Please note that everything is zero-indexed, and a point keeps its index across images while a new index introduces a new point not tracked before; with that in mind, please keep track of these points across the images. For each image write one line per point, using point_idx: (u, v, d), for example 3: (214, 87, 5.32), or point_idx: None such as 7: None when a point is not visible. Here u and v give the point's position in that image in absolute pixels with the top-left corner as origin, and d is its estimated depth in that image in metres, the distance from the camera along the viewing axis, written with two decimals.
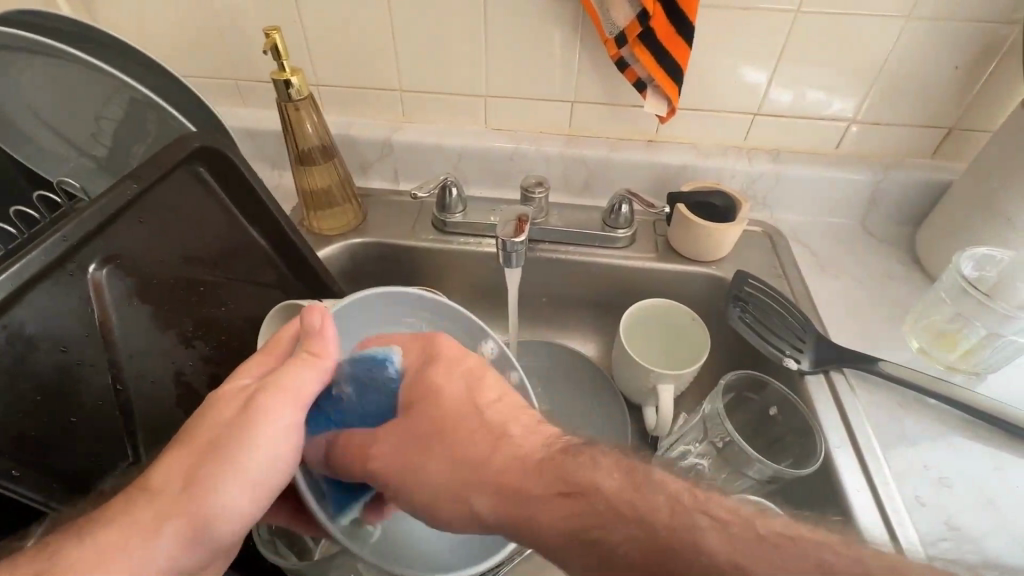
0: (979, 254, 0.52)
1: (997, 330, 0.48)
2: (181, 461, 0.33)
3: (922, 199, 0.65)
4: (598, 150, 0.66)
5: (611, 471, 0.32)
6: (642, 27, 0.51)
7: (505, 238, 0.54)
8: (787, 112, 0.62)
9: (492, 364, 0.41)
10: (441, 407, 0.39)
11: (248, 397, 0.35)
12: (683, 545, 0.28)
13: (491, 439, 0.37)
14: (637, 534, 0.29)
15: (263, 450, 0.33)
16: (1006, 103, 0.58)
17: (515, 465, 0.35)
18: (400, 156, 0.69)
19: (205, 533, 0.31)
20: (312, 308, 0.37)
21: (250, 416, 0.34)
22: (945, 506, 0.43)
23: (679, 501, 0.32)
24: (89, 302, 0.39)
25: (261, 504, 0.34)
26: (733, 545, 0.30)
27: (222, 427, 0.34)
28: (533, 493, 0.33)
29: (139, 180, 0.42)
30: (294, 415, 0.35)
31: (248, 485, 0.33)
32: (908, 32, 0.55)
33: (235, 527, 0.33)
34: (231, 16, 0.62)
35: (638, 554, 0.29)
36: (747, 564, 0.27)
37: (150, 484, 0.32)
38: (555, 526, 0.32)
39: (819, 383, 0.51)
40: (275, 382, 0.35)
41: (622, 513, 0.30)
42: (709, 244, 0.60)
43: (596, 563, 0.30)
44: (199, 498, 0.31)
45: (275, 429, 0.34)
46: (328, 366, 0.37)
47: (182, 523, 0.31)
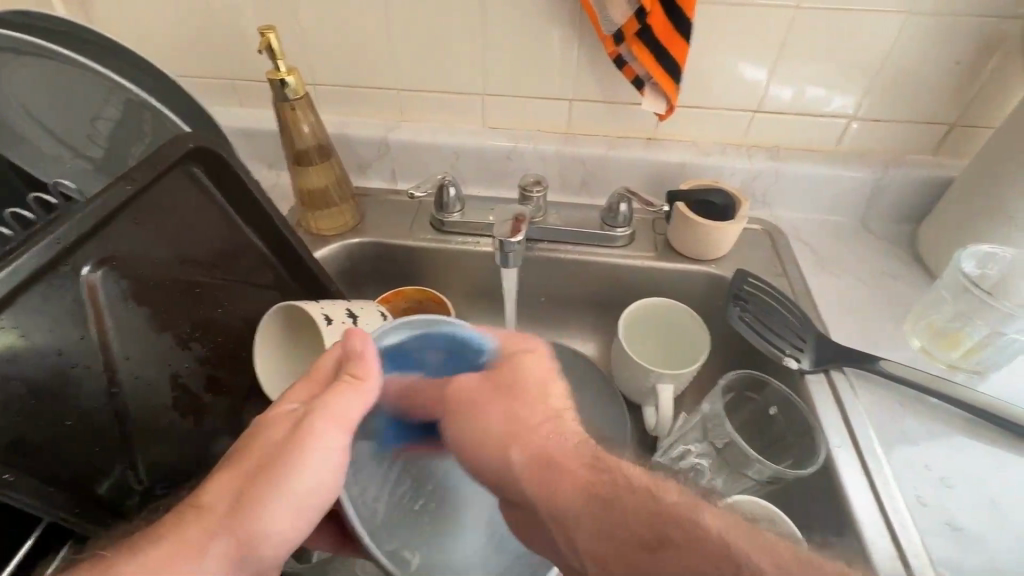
0: (982, 251, 0.52)
1: (1001, 328, 0.48)
2: (231, 481, 0.33)
3: (923, 196, 0.64)
4: (596, 148, 0.66)
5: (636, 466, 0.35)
6: (639, 25, 0.51)
7: (501, 238, 0.54)
8: (787, 110, 0.62)
9: (548, 370, 0.40)
10: (507, 378, 0.39)
11: (297, 420, 0.35)
12: (684, 521, 0.30)
13: (542, 415, 0.39)
14: (644, 513, 0.31)
15: (307, 478, 0.33)
16: (1007, 99, 0.58)
17: (553, 438, 0.37)
18: (397, 156, 0.69)
19: (250, 552, 0.32)
20: (354, 332, 0.36)
21: (296, 441, 0.33)
22: (947, 506, 0.43)
23: (672, 497, 0.32)
24: (84, 305, 0.39)
25: (305, 527, 0.34)
26: (716, 537, 0.29)
27: (271, 451, 0.34)
28: (563, 464, 0.35)
29: (133, 181, 0.41)
30: (339, 440, 0.34)
31: (293, 506, 0.33)
32: (908, 27, 0.54)
33: (278, 547, 0.33)
34: (226, 14, 0.61)
35: (645, 524, 0.31)
36: (735, 544, 0.29)
37: (200, 501, 0.33)
38: (575, 489, 0.34)
39: (819, 383, 0.51)
40: (322, 406, 0.34)
41: (638, 490, 0.33)
42: (709, 242, 0.59)
43: (600, 529, 0.32)
44: (244, 519, 0.32)
45: (318, 457, 0.33)
46: (373, 391, 0.35)
47: (228, 542, 0.32)
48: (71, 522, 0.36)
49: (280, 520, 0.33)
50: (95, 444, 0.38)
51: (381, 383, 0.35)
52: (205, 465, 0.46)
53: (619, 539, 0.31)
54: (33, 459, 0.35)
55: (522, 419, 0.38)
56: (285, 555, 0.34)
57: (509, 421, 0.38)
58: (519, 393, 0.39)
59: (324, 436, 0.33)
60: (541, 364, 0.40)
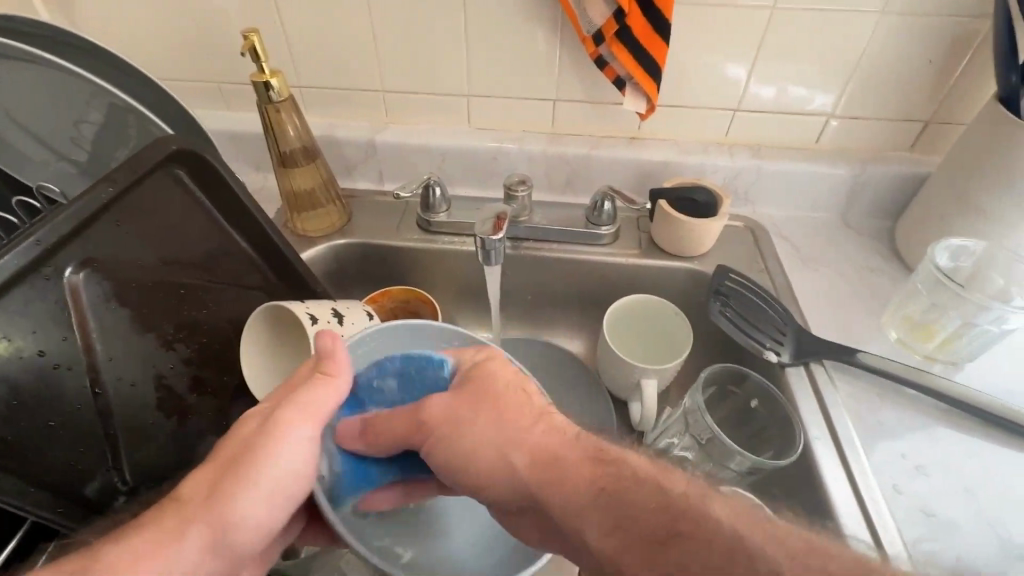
0: (954, 245, 0.54)
1: (973, 320, 0.49)
2: (206, 475, 0.34)
3: (901, 191, 0.65)
4: (580, 148, 0.67)
5: (641, 458, 0.34)
6: (618, 25, 0.52)
7: (483, 237, 0.54)
8: (767, 108, 0.63)
9: (517, 372, 0.40)
10: (481, 387, 0.38)
11: (267, 415, 0.35)
12: (696, 515, 0.30)
13: (531, 415, 0.37)
14: (655, 507, 0.31)
15: (280, 467, 0.33)
16: (979, 96, 0.59)
17: (553, 434, 0.36)
18: (383, 157, 0.69)
19: (226, 539, 0.32)
20: (322, 333, 0.37)
21: (268, 432, 0.34)
22: (922, 493, 0.44)
23: (681, 488, 0.32)
24: (66, 306, 0.39)
25: (282, 513, 0.34)
26: (728, 531, 0.29)
27: (243, 445, 0.34)
28: (567, 459, 0.34)
29: (114, 183, 0.41)
30: (310, 430, 0.35)
31: (268, 493, 0.33)
32: (882, 27, 0.55)
33: (250, 539, 0.33)
34: (211, 17, 0.61)
35: (653, 517, 0.31)
36: (749, 538, 0.29)
37: (176, 495, 0.33)
38: (581, 483, 0.33)
39: (799, 375, 0.52)
40: (293, 401, 0.35)
41: (647, 485, 0.32)
42: (693, 239, 0.60)
43: (608, 522, 0.32)
44: (219, 509, 0.32)
45: (290, 447, 0.34)
46: (344, 385, 0.37)
47: (203, 531, 0.32)
48: (54, 521, 0.37)
49: (257, 507, 0.33)
50: (79, 445, 0.38)
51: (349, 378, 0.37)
52: (192, 465, 0.46)
53: (632, 532, 0.31)
54: (15, 459, 0.35)
55: (518, 419, 0.37)
56: (258, 546, 0.34)
57: (499, 428, 0.36)
58: (491, 400, 0.38)
59: (294, 426, 0.34)
60: (509, 370, 0.40)
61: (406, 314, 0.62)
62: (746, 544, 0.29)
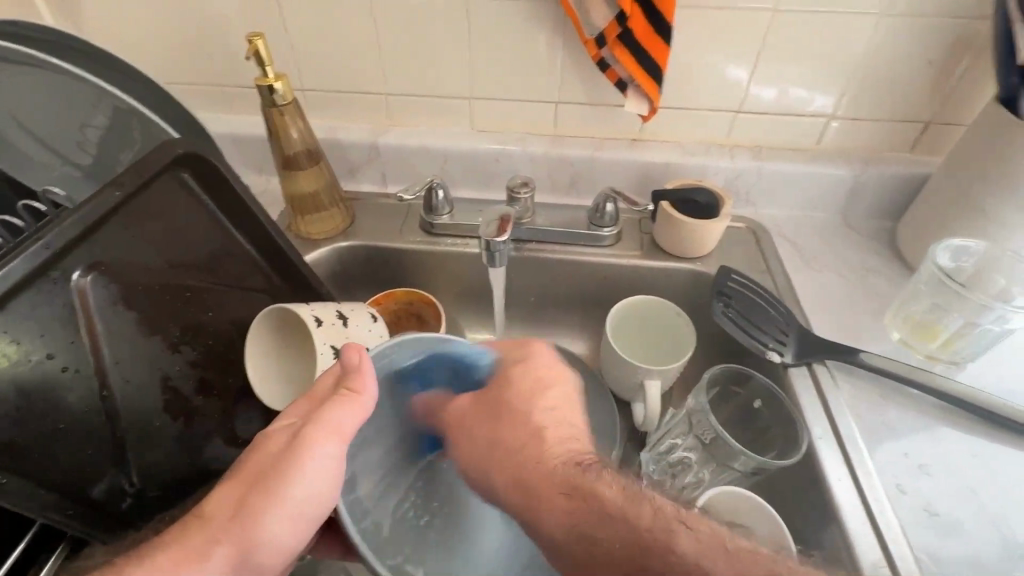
0: (954, 245, 0.54)
1: (975, 320, 0.49)
2: (233, 491, 0.35)
3: (902, 192, 0.66)
4: (582, 150, 0.67)
5: (613, 483, 0.35)
6: (620, 28, 0.52)
7: (487, 239, 0.55)
8: (769, 110, 0.63)
9: (536, 376, 0.42)
10: (500, 391, 0.41)
11: (292, 434, 0.35)
12: (660, 548, 0.32)
13: (523, 434, 0.39)
14: (626, 541, 0.33)
15: (301, 491, 0.33)
16: (979, 97, 0.59)
17: (533, 459, 0.37)
18: (386, 159, 0.69)
19: (250, 558, 0.34)
20: (350, 347, 0.35)
21: (289, 455, 0.34)
22: (925, 493, 0.44)
23: (648, 518, 0.33)
24: (74, 309, 0.39)
25: (303, 533, 0.35)
26: (690, 562, 0.31)
27: (267, 463, 0.35)
28: (542, 486, 0.35)
29: (121, 187, 0.41)
30: (333, 453, 0.33)
31: (290, 514, 0.34)
32: (882, 29, 0.56)
33: (276, 555, 0.35)
34: (215, 21, 0.62)
35: (620, 549, 0.32)
36: (713, 571, 0.31)
37: (202, 512, 0.34)
38: (556, 515, 0.34)
39: (802, 375, 0.52)
40: (316, 420, 0.34)
41: (615, 516, 0.33)
42: (696, 239, 0.60)
43: (580, 552, 0.33)
44: (242, 529, 0.33)
45: (312, 472, 0.33)
46: (371, 404, 0.34)
47: (228, 549, 0.33)
48: (62, 523, 0.37)
49: (279, 527, 0.34)
50: (86, 447, 0.39)
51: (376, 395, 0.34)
52: (198, 466, 0.46)
53: (602, 561, 0.33)
54: (24, 461, 0.35)
55: (510, 435, 0.39)
56: (283, 561, 0.35)
57: (494, 451, 0.38)
58: (505, 409, 0.40)
59: (318, 447, 0.33)
60: (530, 376, 0.41)
61: (410, 315, 0.62)
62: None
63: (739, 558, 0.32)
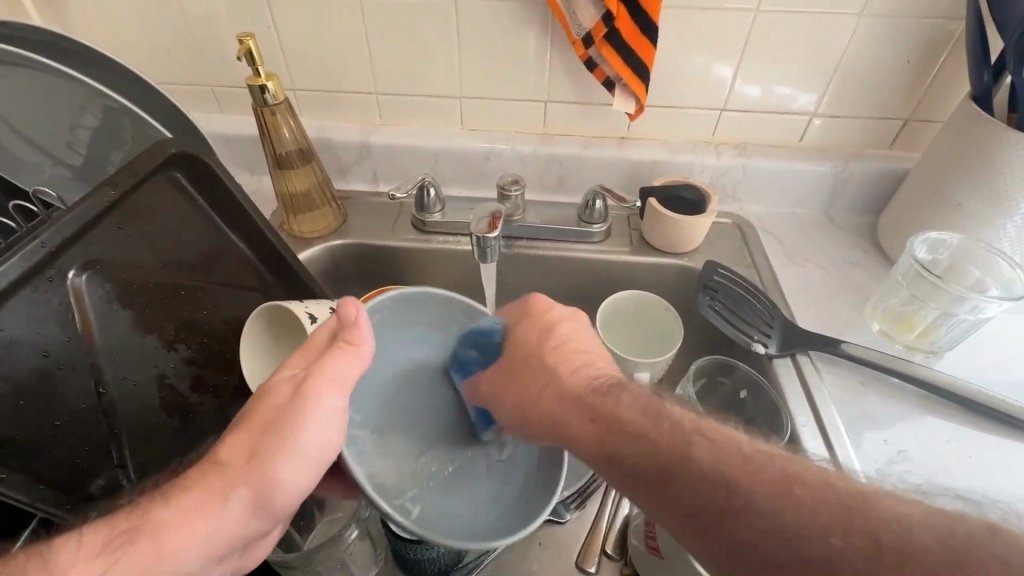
0: (931, 238, 0.55)
1: (951, 310, 0.51)
2: (242, 440, 0.35)
3: (882, 187, 0.67)
4: (571, 148, 0.68)
5: (633, 406, 0.37)
6: (607, 28, 0.53)
7: (478, 235, 0.56)
8: (754, 107, 0.65)
9: (541, 325, 0.45)
10: (511, 355, 0.44)
11: (295, 385, 0.36)
12: (676, 463, 0.33)
13: (544, 378, 0.42)
14: (650, 455, 0.34)
15: (312, 438, 0.34)
16: (954, 95, 0.61)
17: (561, 399, 0.40)
18: (378, 159, 0.70)
19: (268, 500, 0.34)
20: (348, 301, 0.38)
21: (295, 402, 0.35)
22: (902, 475, 0.46)
23: (667, 436, 0.34)
24: (69, 308, 0.39)
25: (316, 477, 0.36)
26: (710, 473, 0.31)
27: (275, 413, 0.35)
28: (570, 415, 0.38)
29: (115, 185, 0.42)
30: (339, 399, 0.35)
31: (300, 460, 0.35)
32: (862, 28, 0.57)
33: (292, 498, 0.35)
34: (204, 22, 0.62)
35: (647, 465, 0.34)
36: (731, 473, 0.31)
37: (217, 458, 0.34)
38: (586, 442, 0.37)
39: (786, 367, 0.53)
40: (319, 369, 0.35)
41: (636, 437, 0.35)
42: (683, 235, 0.62)
43: (614, 473, 0.35)
44: (256, 474, 0.34)
45: (320, 420, 0.35)
46: (367, 354, 0.37)
47: (246, 493, 0.34)
48: (61, 517, 0.38)
49: (290, 473, 0.35)
50: (85, 445, 0.39)
51: (372, 347, 0.38)
52: None
53: (629, 475, 0.34)
54: (22, 459, 0.36)
55: (532, 381, 0.42)
56: (297, 502, 0.36)
57: (527, 393, 0.41)
58: (524, 366, 0.43)
59: (323, 396, 0.35)
60: (535, 330, 0.45)
61: None
62: (731, 482, 0.31)
63: (755, 463, 0.31)
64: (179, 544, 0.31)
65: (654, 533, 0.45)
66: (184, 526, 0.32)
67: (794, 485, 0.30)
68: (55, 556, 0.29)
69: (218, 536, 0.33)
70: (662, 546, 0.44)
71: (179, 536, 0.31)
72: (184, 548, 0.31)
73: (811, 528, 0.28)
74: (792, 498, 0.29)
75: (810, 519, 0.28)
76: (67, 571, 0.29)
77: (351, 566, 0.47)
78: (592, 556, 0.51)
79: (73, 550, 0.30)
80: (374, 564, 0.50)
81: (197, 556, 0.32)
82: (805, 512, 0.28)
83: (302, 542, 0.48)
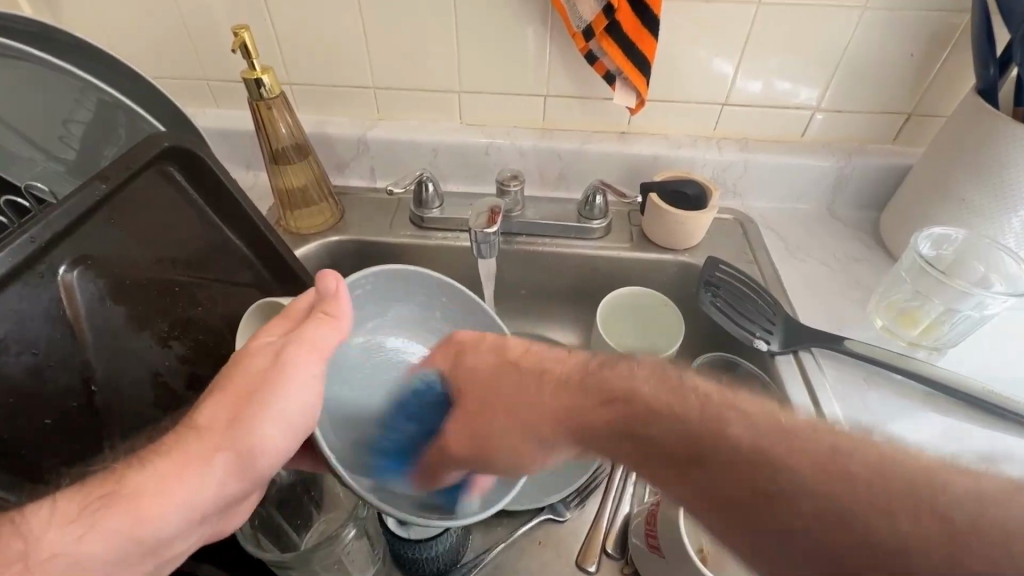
0: (936, 234, 0.55)
1: (955, 306, 0.50)
2: (222, 404, 0.35)
3: (885, 183, 0.67)
4: (570, 143, 0.67)
5: (648, 382, 0.35)
6: (607, 21, 0.52)
7: (476, 230, 0.55)
8: (756, 102, 0.64)
9: (492, 347, 0.41)
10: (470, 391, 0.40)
11: (276, 350, 0.37)
12: (711, 432, 0.31)
13: (531, 386, 0.38)
14: (683, 438, 0.31)
15: (294, 398, 0.36)
16: (959, 89, 0.60)
17: (561, 394, 0.37)
18: (375, 154, 0.69)
19: (249, 464, 0.34)
20: (327, 274, 0.39)
21: (280, 365, 0.36)
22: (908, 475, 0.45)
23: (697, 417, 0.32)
24: (60, 304, 0.39)
25: (297, 440, 0.36)
26: (744, 449, 0.30)
27: (257, 376, 0.36)
28: (579, 410, 0.36)
29: (106, 180, 0.42)
30: (319, 364, 0.37)
31: (282, 422, 0.35)
32: (865, 20, 0.56)
33: (271, 461, 0.35)
34: (200, 17, 0.61)
35: (676, 444, 0.32)
36: (766, 449, 0.29)
37: (196, 423, 0.34)
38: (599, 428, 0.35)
39: (788, 363, 0.53)
40: (300, 337, 0.37)
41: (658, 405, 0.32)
42: (685, 231, 0.61)
43: (636, 453, 0.33)
44: (240, 437, 0.34)
45: (302, 381, 0.36)
46: (346, 326, 0.39)
47: (229, 455, 0.33)
48: None
49: (271, 436, 0.35)
50: (76, 443, 0.39)
51: (350, 320, 0.40)
52: None
53: (659, 455, 0.32)
54: (13, 456, 0.35)
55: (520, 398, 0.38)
56: (277, 466, 0.36)
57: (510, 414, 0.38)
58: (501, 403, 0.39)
59: (305, 362, 0.36)
60: (487, 349, 0.41)
61: None
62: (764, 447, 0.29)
63: (775, 451, 0.29)
64: (159, 508, 0.30)
65: (654, 531, 0.45)
66: (162, 489, 0.31)
67: (836, 462, 0.28)
68: (26, 521, 0.28)
69: (200, 499, 0.32)
70: (663, 545, 0.43)
71: (158, 499, 0.30)
72: (163, 510, 0.30)
73: (874, 506, 0.26)
74: (847, 471, 0.27)
75: (871, 497, 0.26)
76: (41, 536, 0.27)
77: (350, 567, 0.46)
78: (592, 556, 0.51)
79: (45, 517, 0.28)
80: (374, 563, 0.49)
81: (177, 518, 0.31)
82: (827, 484, 0.27)
83: (300, 542, 0.47)
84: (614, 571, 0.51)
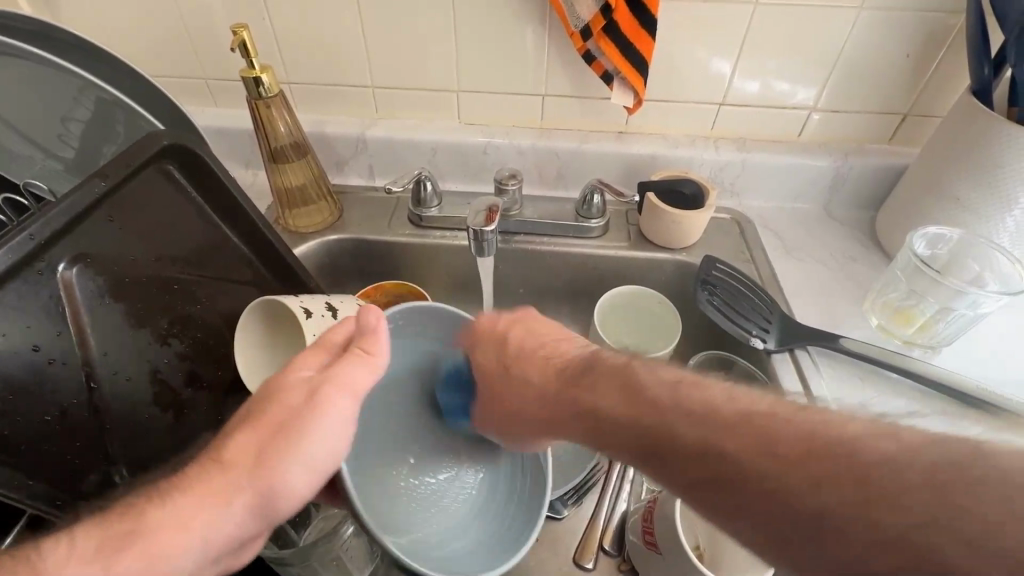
0: (930, 233, 0.55)
1: (950, 304, 0.51)
2: (250, 439, 0.35)
3: (881, 183, 0.67)
4: (568, 142, 0.67)
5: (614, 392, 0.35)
6: (606, 20, 0.53)
7: (475, 228, 0.55)
8: (754, 101, 0.64)
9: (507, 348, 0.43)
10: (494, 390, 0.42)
11: (309, 389, 0.36)
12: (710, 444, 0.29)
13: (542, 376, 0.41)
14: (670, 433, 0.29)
15: (319, 443, 0.35)
16: (955, 89, 0.61)
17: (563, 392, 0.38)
18: (374, 153, 0.69)
19: (269, 505, 0.34)
20: (369, 310, 0.38)
21: (310, 406, 0.35)
22: None
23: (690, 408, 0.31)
24: (60, 302, 0.39)
25: (319, 483, 0.36)
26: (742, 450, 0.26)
27: (287, 415, 0.35)
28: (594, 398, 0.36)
29: (106, 177, 0.42)
30: (350, 406, 0.36)
31: (306, 467, 0.35)
32: (862, 20, 0.57)
33: (292, 501, 0.35)
34: (199, 17, 0.61)
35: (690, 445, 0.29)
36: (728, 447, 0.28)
37: (222, 457, 0.34)
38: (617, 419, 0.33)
39: (784, 361, 0.53)
40: (332, 377, 0.36)
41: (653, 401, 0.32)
42: (682, 230, 0.61)
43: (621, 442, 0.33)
44: (264, 477, 0.34)
45: (331, 425, 0.35)
46: (381, 366, 0.38)
47: (250, 496, 0.34)
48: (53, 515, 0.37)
49: (294, 478, 0.35)
50: (76, 439, 0.39)
51: (386, 359, 0.38)
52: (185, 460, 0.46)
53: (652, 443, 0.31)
54: (14, 454, 0.35)
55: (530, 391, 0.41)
56: (299, 505, 0.36)
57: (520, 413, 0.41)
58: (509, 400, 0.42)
59: (336, 405, 0.36)
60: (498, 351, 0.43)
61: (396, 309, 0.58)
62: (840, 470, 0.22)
63: None
64: (179, 543, 0.31)
65: (651, 528, 0.45)
66: (181, 524, 0.31)
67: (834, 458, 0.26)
68: (42, 557, 0.28)
69: (218, 536, 0.33)
70: (660, 541, 0.43)
71: (177, 535, 0.31)
72: (183, 548, 0.31)
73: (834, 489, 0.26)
74: None
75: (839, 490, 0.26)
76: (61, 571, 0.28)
77: (348, 564, 0.46)
78: (589, 552, 0.51)
79: (64, 554, 0.29)
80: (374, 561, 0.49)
81: (196, 554, 0.32)
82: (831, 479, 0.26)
83: (299, 539, 0.48)
84: (612, 568, 0.51)
